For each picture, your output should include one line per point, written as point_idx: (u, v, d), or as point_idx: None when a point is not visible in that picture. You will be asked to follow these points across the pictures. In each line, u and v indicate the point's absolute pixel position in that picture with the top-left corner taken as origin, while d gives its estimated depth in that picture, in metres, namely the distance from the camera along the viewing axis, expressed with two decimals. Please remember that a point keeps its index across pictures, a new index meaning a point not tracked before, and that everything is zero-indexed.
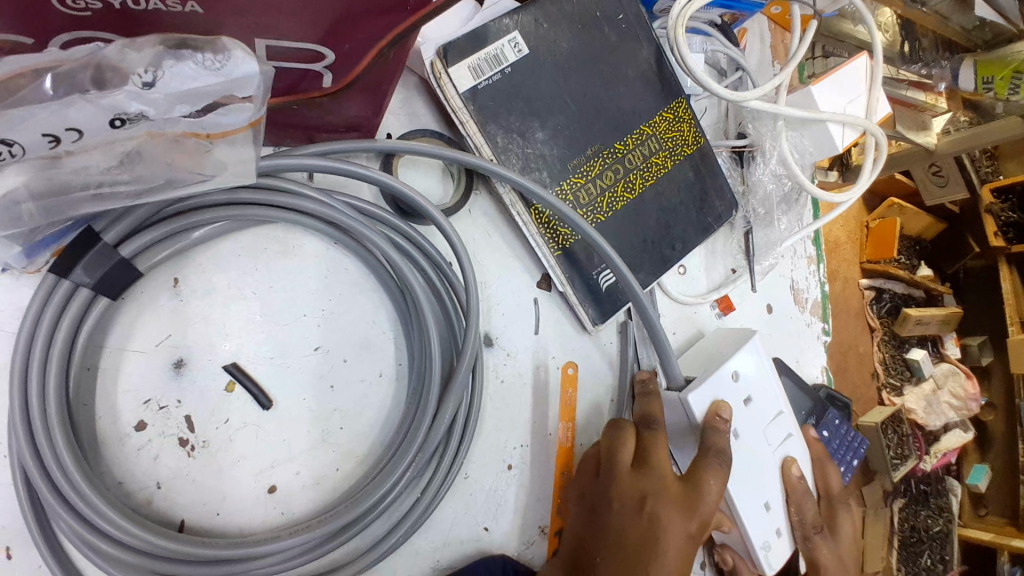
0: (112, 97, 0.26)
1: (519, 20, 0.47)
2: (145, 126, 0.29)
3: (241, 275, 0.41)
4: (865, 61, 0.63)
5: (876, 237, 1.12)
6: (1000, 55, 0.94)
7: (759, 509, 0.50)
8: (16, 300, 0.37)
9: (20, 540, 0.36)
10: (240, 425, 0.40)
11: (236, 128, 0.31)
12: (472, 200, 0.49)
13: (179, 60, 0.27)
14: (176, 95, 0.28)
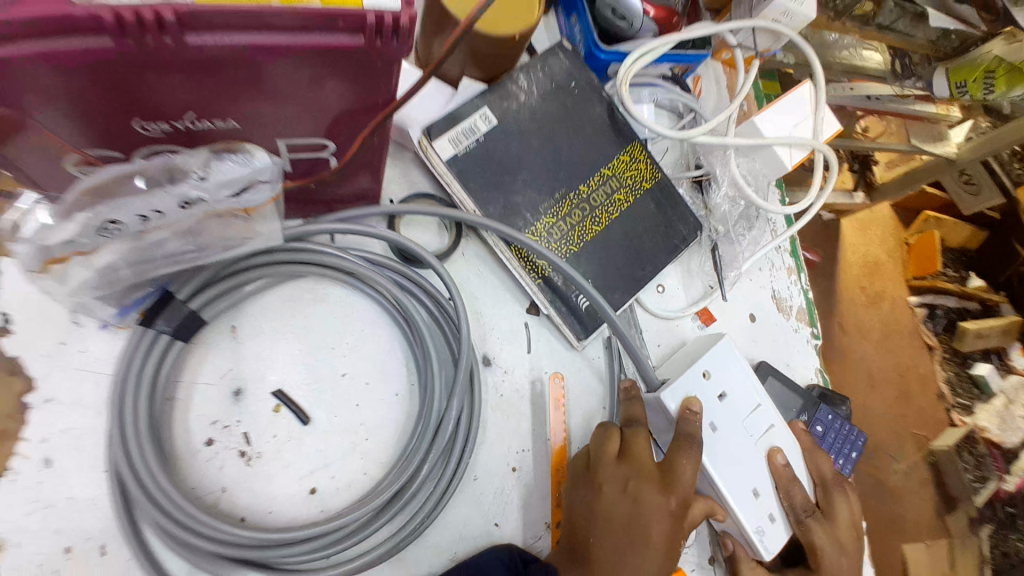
0: (181, 187, 0.38)
1: (491, 100, 0.59)
2: (201, 207, 0.40)
3: (282, 319, 0.52)
4: (810, 89, 0.70)
5: (918, 254, 1.51)
6: (969, 59, 0.99)
7: (749, 495, 0.54)
8: (113, 349, 0.48)
9: (113, 541, 0.45)
10: (286, 438, 0.49)
11: (263, 204, 0.42)
12: (464, 244, 0.60)
13: (222, 160, 0.39)
14: (221, 183, 0.39)
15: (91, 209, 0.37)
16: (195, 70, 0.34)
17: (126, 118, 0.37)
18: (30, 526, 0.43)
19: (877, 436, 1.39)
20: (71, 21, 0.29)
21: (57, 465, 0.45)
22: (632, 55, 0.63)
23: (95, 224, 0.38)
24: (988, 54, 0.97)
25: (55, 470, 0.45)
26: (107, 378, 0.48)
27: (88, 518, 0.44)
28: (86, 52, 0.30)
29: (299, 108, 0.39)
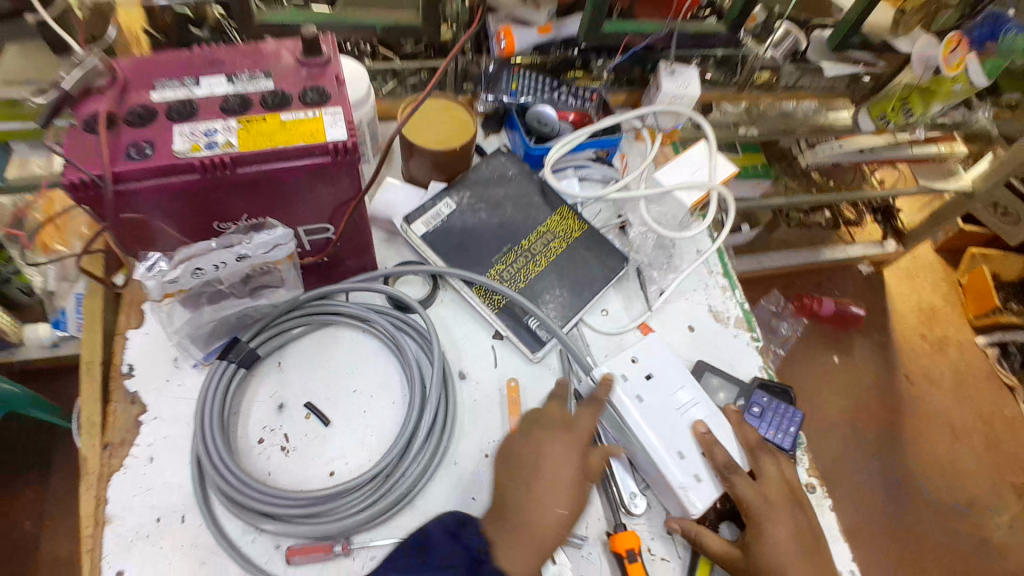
0: (234, 246, 0.60)
1: (454, 190, 0.83)
2: (248, 261, 0.62)
3: (313, 355, 0.74)
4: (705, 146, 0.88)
5: (976, 293, 2.04)
6: (884, 94, 1.12)
7: (672, 456, 0.66)
8: (195, 382, 0.70)
9: (189, 512, 0.63)
10: (313, 436, 0.68)
11: (282, 259, 0.63)
12: (443, 292, 0.81)
13: (259, 231, 0.61)
14: (258, 244, 0.61)
15: (185, 261, 0.59)
16: (242, 188, 0.59)
17: (207, 222, 0.63)
18: (136, 502, 0.63)
19: (972, 486, 1.77)
20: (176, 168, 0.55)
21: (157, 460, 0.65)
22: (558, 144, 0.85)
23: (188, 270, 0.59)
24: (900, 85, 1.09)
25: (155, 464, 0.65)
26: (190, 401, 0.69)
27: (174, 497, 0.63)
28: (182, 184, 0.56)
29: (305, 205, 0.64)
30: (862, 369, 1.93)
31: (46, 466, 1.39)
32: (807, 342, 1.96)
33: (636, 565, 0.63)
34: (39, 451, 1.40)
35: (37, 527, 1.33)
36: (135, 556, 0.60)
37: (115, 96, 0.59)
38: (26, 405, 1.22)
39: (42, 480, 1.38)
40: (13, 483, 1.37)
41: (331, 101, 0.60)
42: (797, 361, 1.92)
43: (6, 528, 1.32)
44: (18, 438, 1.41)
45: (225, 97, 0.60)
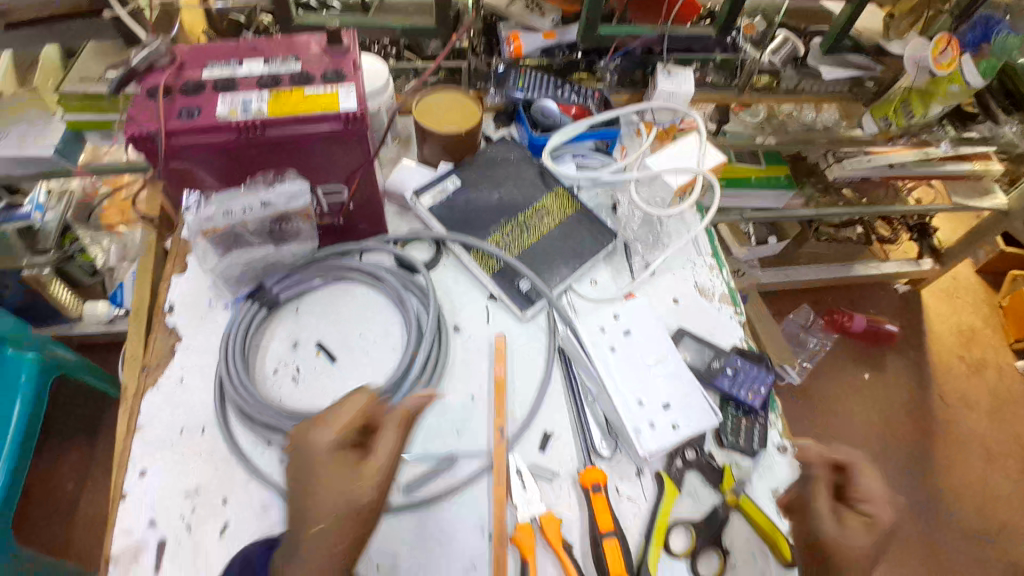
0: (262, 197, 0.71)
1: (460, 171, 0.93)
2: (274, 210, 0.73)
3: (327, 304, 0.84)
4: (696, 136, 0.94)
5: (1014, 315, 2.06)
6: (884, 99, 1.18)
7: (631, 403, 0.71)
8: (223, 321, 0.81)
9: (209, 425, 0.73)
10: (322, 371, 0.78)
11: (302, 209, 0.74)
12: (445, 257, 0.90)
13: (283, 186, 0.72)
14: (281, 194, 0.72)
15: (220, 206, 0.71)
16: (270, 149, 0.70)
17: (242, 179, 0.74)
18: (166, 415, 0.73)
19: (1007, 515, 1.73)
20: (216, 128, 0.66)
21: (187, 382, 0.76)
22: (558, 133, 0.93)
23: (222, 212, 0.71)
24: (900, 90, 1.14)
25: (185, 385, 0.76)
26: (218, 337, 0.79)
27: (199, 413, 0.74)
28: (222, 143, 0.67)
29: (322, 167, 0.74)
30: (892, 386, 1.94)
31: (96, 431, 1.54)
32: (835, 355, 1.99)
33: (599, 497, 0.68)
34: (91, 416, 1.55)
35: (80, 486, 1.47)
36: (160, 459, 0.71)
37: (171, 73, 0.70)
38: (80, 371, 1.34)
39: (91, 443, 1.52)
40: (67, 443, 1.52)
41: (346, 80, 0.70)
42: (825, 374, 1.94)
43: (54, 485, 1.46)
44: (75, 403, 1.57)
45: (259, 76, 0.71)
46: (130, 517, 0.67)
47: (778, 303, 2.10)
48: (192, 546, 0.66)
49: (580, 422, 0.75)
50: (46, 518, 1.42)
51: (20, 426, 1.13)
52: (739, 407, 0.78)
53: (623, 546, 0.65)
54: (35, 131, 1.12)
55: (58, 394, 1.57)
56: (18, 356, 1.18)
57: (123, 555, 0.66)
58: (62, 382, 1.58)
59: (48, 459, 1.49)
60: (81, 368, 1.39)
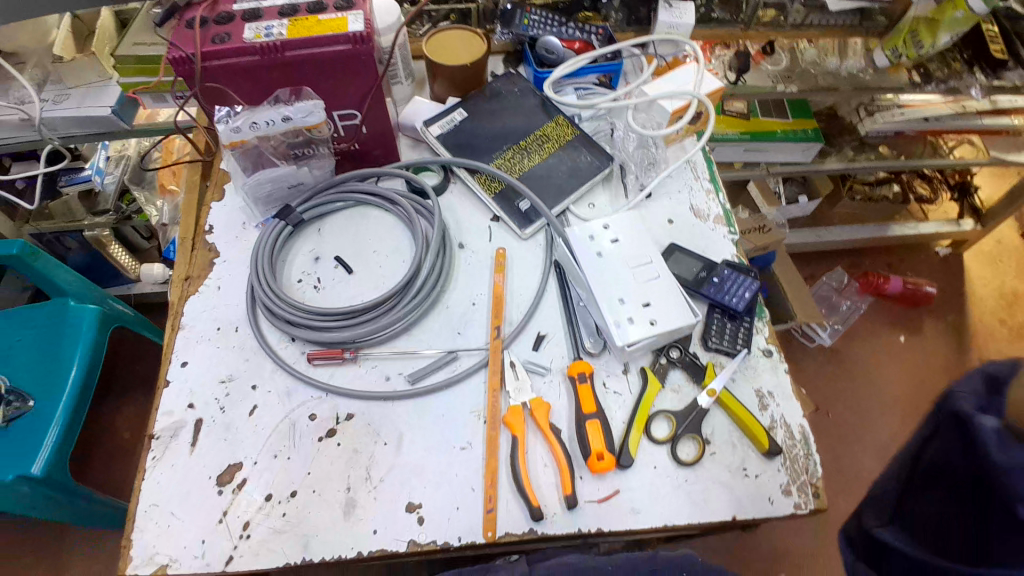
0: (283, 114, 0.80)
1: (466, 104, 0.98)
2: (293, 125, 0.81)
3: (344, 224, 0.92)
4: (693, 65, 0.97)
5: None
6: (898, 27, 1.19)
7: (614, 301, 0.76)
8: (253, 239, 0.90)
9: (241, 325, 0.82)
10: (340, 281, 0.86)
11: (317, 125, 0.82)
12: (451, 183, 0.96)
13: (301, 105, 0.80)
14: (300, 112, 0.80)
15: (247, 120, 0.79)
16: (289, 69, 0.78)
17: (267, 102, 0.82)
18: (204, 316, 0.83)
19: None
20: (242, 49, 0.75)
21: (223, 289, 0.85)
22: (560, 66, 0.97)
23: (248, 125, 0.79)
24: (908, 19, 1.16)
25: (221, 291, 0.85)
26: (248, 252, 0.89)
27: (233, 316, 0.83)
28: (248, 64, 0.76)
29: (335, 88, 0.82)
30: (929, 351, 1.89)
31: (152, 385, 1.68)
32: (873, 319, 1.94)
33: (584, 386, 0.74)
34: (147, 371, 1.70)
35: (137, 436, 1.61)
36: (197, 352, 0.80)
37: (205, 7, 0.78)
38: (137, 324, 1.43)
39: (147, 396, 1.67)
40: (127, 394, 1.67)
41: (356, 7, 0.77)
42: (858, 342, 1.90)
43: (112, 434, 1.61)
44: (135, 360, 1.72)
45: (282, 6, 0.78)
46: (172, 398, 0.76)
47: (811, 265, 2.05)
48: (225, 424, 0.75)
49: (572, 325, 0.81)
50: (106, 462, 1.57)
51: (82, 373, 1.23)
52: (723, 313, 0.82)
53: (603, 425, 0.72)
54: (93, 92, 1.23)
55: (119, 349, 1.72)
56: (80, 308, 1.28)
57: (166, 431, 0.74)
58: (123, 338, 1.74)
59: (108, 410, 1.64)
60: (139, 321, 1.47)
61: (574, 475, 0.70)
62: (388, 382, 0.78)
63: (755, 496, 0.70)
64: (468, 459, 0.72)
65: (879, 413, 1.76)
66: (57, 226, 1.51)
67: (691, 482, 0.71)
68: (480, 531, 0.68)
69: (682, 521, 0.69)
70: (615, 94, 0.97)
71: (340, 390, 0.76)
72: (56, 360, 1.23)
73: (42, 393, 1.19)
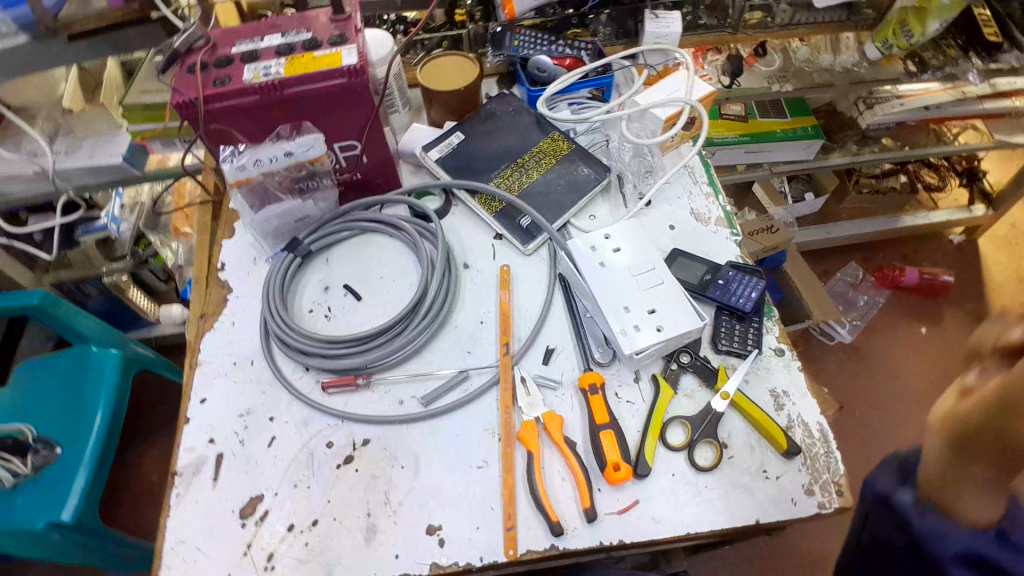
0: (286, 150, 0.82)
1: (464, 126, 1.00)
2: (296, 160, 0.83)
3: (351, 252, 0.93)
4: (684, 72, 0.98)
5: None
6: (888, 19, 1.21)
7: (619, 310, 0.77)
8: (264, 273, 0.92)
9: (256, 358, 0.84)
10: (350, 308, 0.87)
11: (318, 157, 0.84)
12: (453, 205, 0.97)
13: (302, 139, 0.82)
14: (301, 146, 0.82)
15: (250, 158, 0.81)
16: (289, 107, 0.80)
17: (269, 138, 0.84)
18: (221, 352, 0.84)
19: None
20: (243, 90, 0.77)
21: (237, 324, 0.87)
22: (552, 84, 0.99)
23: (252, 163, 0.82)
24: (896, 10, 1.18)
25: (236, 327, 0.87)
26: (259, 287, 0.90)
27: (248, 350, 0.84)
28: (249, 103, 0.78)
29: (334, 121, 0.84)
30: (953, 341, 1.85)
31: (174, 426, 1.70)
32: (892, 312, 1.91)
33: (596, 397, 0.74)
34: (169, 411, 1.72)
35: (163, 477, 1.62)
36: (215, 388, 0.81)
37: (205, 53, 0.81)
38: (156, 365, 1.47)
39: (171, 436, 1.68)
40: (151, 436, 1.68)
41: (349, 41, 0.79)
42: (878, 337, 1.86)
43: (139, 477, 1.62)
44: (158, 402, 1.73)
45: (278, 46, 0.80)
46: (193, 435, 0.77)
47: (824, 262, 2.03)
48: (245, 457, 0.75)
49: (580, 337, 0.81)
50: (135, 505, 1.58)
51: (106, 418, 1.26)
52: (731, 314, 0.82)
53: (618, 434, 0.71)
54: (103, 141, 1.28)
55: (140, 391, 1.74)
56: (102, 353, 1.31)
57: (188, 468, 0.75)
58: (144, 380, 1.76)
59: (133, 453, 1.66)
60: (159, 363, 1.50)
61: (592, 488, 0.70)
62: (402, 405, 0.78)
63: (779, 499, 0.69)
64: (485, 478, 0.72)
65: (907, 408, 1.72)
66: (76, 275, 1.55)
67: (712, 487, 0.70)
68: (501, 550, 0.67)
69: (705, 528, 0.68)
70: (608, 106, 0.98)
71: (354, 417, 0.76)
72: (81, 408, 1.25)
73: (68, 440, 1.21)
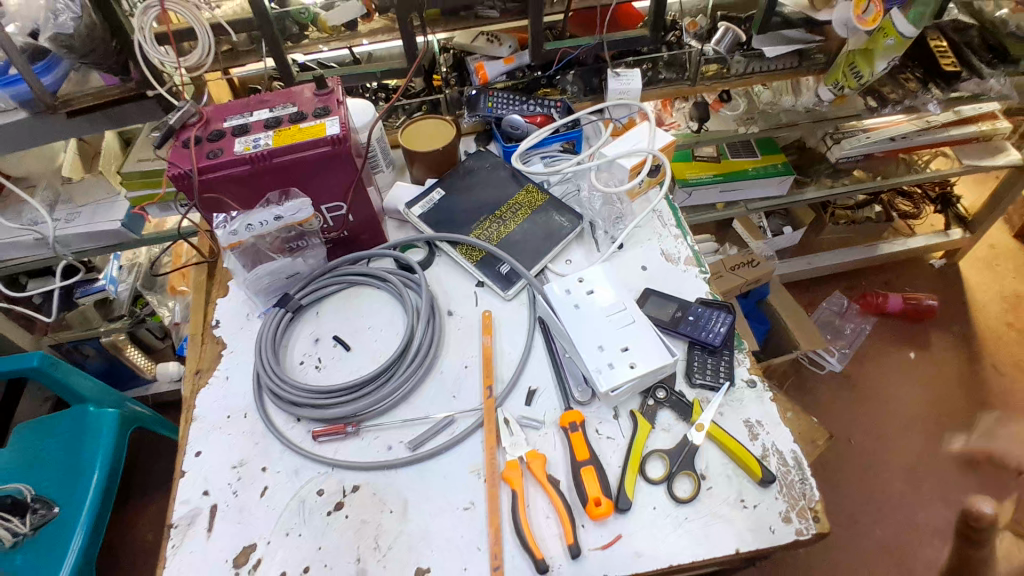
0: (275, 214, 0.87)
1: (444, 182, 1.07)
2: (285, 222, 0.89)
3: (340, 304, 0.97)
4: (646, 125, 1.06)
5: None
6: (839, 62, 1.27)
7: (595, 349, 0.81)
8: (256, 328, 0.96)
9: (250, 410, 0.86)
10: (340, 358, 0.91)
11: (306, 219, 0.89)
12: (437, 255, 1.02)
13: (290, 204, 0.88)
14: (289, 210, 0.88)
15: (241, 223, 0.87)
16: (278, 174, 0.86)
17: (258, 203, 0.90)
18: (216, 405, 0.87)
19: None
20: (234, 161, 0.83)
21: (231, 378, 0.90)
22: (524, 141, 1.06)
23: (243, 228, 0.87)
24: (844, 54, 1.25)
25: (229, 381, 0.90)
26: (252, 342, 0.94)
27: (242, 403, 0.87)
28: (240, 173, 0.84)
29: (320, 185, 0.90)
30: (941, 364, 1.89)
31: (169, 484, 1.69)
32: (877, 339, 1.95)
33: (577, 434, 0.77)
34: (164, 470, 1.71)
35: (158, 537, 1.60)
36: (210, 441, 0.83)
37: (199, 127, 0.88)
38: (153, 423, 1.49)
39: (165, 495, 1.67)
40: (147, 497, 1.67)
41: (332, 113, 0.86)
42: (865, 363, 1.90)
43: (133, 538, 1.60)
44: (152, 461, 1.73)
45: (267, 119, 0.87)
46: (188, 488, 0.79)
47: (808, 293, 2.08)
48: (239, 508, 0.77)
49: (559, 376, 0.84)
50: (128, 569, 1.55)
51: (103, 472, 1.26)
52: (703, 348, 0.86)
53: (598, 469, 0.74)
54: (102, 207, 1.33)
55: (136, 452, 1.74)
56: (100, 411, 1.33)
57: (183, 520, 0.77)
58: (139, 441, 1.76)
59: (127, 514, 1.64)
60: (154, 420, 1.51)
61: (576, 524, 0.72)
62: (390, 451, 0.81)
63: (758, 525, 0.72)
64: (473, 518, 0.74)
65: (899, 432, 1.74)
66: (76, 335, 1.59)
67: (691, 517, 0.72)
68: None
69: (687, 558, 0.69)
70: (578, 158, 1.04)
71: (344, 464, 0.79)
72: (78, 464, 1.26)
73: (63, 498, 1.22)
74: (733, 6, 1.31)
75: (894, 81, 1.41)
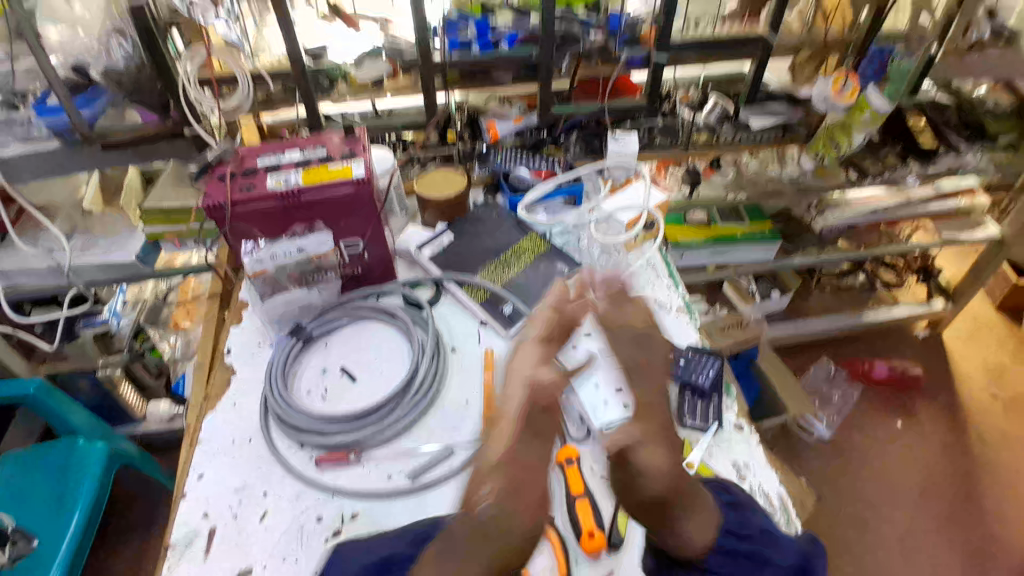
0: (297, 247, 0.94)
1: (453, 228, 1.14)
2: (305, 254, 0.95)
3: (349, 336, 1.01)
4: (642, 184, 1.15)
5: None
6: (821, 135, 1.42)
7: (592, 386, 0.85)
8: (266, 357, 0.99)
9: (254, 435, 0.89)
10: (345, 388, 0.94)
11: (325, 252, 0.95)
12: (443, 295, 1.08)
13: (312, 238, 0.94)
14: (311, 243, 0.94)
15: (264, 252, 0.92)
16: (304, 210, 0.93)
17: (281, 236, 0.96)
18: (221, 429, 0.89)
19: None
20: (265, 195, 0.90)
21: (237, 404, 0.93)
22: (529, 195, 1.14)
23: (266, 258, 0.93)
24: (824, 127, 1.39)
25: (235, 406, 0.92)
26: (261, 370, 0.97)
27: (247, 427, 0.90)
28: (269, 207, 0.91)
29: (340, 222, 0.96)
30: (928, 430, 1.92)
31: (151, 524, 1.65)
32: (865, 404, 1.99)
33: (572, 469, 0.80)
34: (147, 508, 1.68)
35: None
36: (213, 464, 0.85)
37: (233, 165, 0.95)
38: (141, 461, 1.47)
39: (147, 535, 1.63)
40: (127, 536, 1.63)
41: (359, 158, 0.95)
42: (853, 426, 1.92)
43: None
44: (135, 498, 1.70)
45: (297, 160, 0.95)
46: (188, 509, 0.81)
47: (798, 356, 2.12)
48: (238, 530, 0.79)
49: (557, 414, 0.88)
50: None
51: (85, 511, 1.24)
52: (694, 391, 0.90)
53: (592, 504, 0.77)
54: (120, 239, 1.39)
55: (120, 488, 1.71)
56: (90, 446, 1.32)
57: (181, 541, 0.78)
58: (124, 476, 1.73)
59: (105, 554, 1.60)
60: (142, 458, 1.49)
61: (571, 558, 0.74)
62: (390, 479, 0.83)
63: None
64: None
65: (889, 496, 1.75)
66: (71, 366, 1.59)
67: None
68: None
69: None
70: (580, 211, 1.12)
71: (345, 491, 0.81)
72: (61, 503, 1.24)
73: (45, 534, 1.19)
74: (723, 83, 1.45)
75: (874, 155, 1.52)
